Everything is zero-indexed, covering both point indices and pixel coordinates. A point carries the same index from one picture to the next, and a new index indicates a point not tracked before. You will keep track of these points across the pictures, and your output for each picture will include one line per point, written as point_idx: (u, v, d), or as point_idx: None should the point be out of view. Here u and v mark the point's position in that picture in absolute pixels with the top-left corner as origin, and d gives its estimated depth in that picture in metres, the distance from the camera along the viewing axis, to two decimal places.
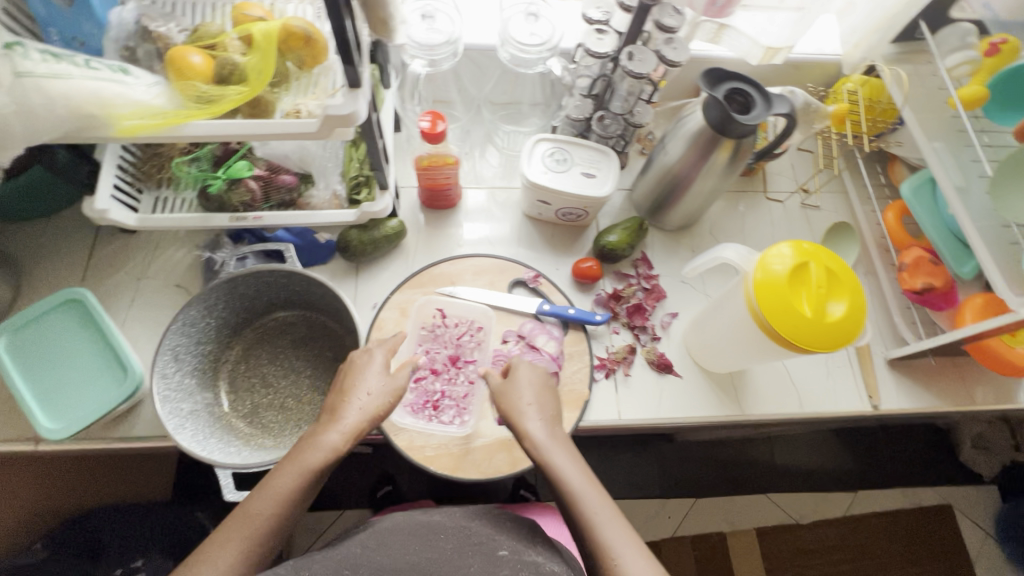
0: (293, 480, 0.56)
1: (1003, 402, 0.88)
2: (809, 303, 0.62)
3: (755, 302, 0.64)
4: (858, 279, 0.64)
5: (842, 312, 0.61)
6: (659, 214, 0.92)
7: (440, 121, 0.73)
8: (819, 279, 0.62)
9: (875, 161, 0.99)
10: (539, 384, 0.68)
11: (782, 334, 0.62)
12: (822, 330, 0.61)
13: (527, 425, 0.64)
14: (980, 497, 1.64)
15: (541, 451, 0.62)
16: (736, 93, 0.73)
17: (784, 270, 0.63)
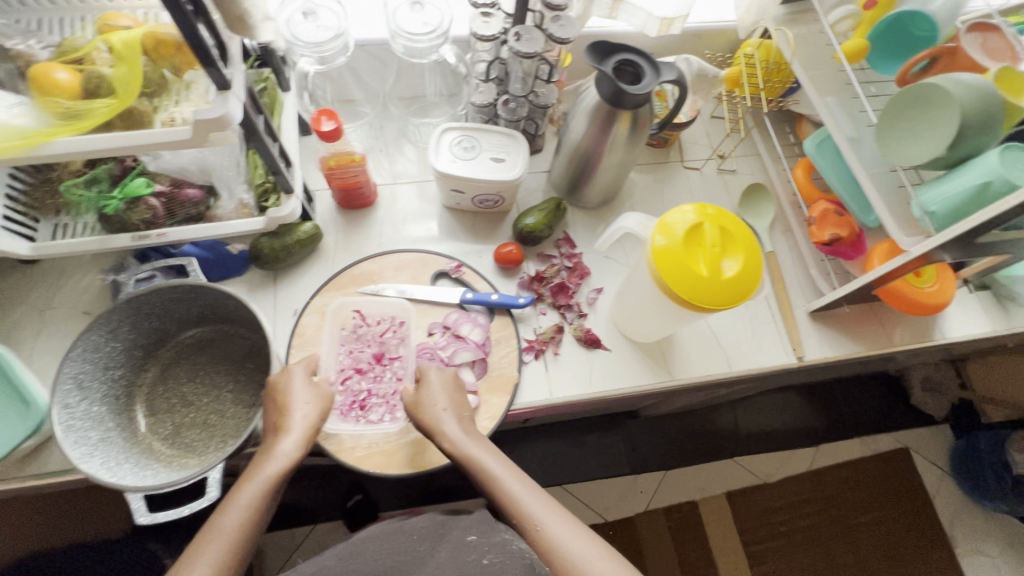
0: (255, 497, 0.59)
1: (919, 341, 0.92)
2: (705, 262, 0.64)
3: (656, 269, 0.65)
4: (752, 234, 0.66)
5: (736, 269, 0.64)
6: (577, 193, 0.93)
7: (333, 119, 0.71)
8: (713, 238, 0.65)
9: (783, 121, 1.02)
10: (449, 388, 0.72)
11: (683, 299, 0.64)
12: (718, 288, 0.63)
13: (444, 429, 0.68)
14: (934, 437, 1.70)
15: (460, 450, 0.67)
16: (626, 64, 0.73)
17: (675, 237, 0.65)
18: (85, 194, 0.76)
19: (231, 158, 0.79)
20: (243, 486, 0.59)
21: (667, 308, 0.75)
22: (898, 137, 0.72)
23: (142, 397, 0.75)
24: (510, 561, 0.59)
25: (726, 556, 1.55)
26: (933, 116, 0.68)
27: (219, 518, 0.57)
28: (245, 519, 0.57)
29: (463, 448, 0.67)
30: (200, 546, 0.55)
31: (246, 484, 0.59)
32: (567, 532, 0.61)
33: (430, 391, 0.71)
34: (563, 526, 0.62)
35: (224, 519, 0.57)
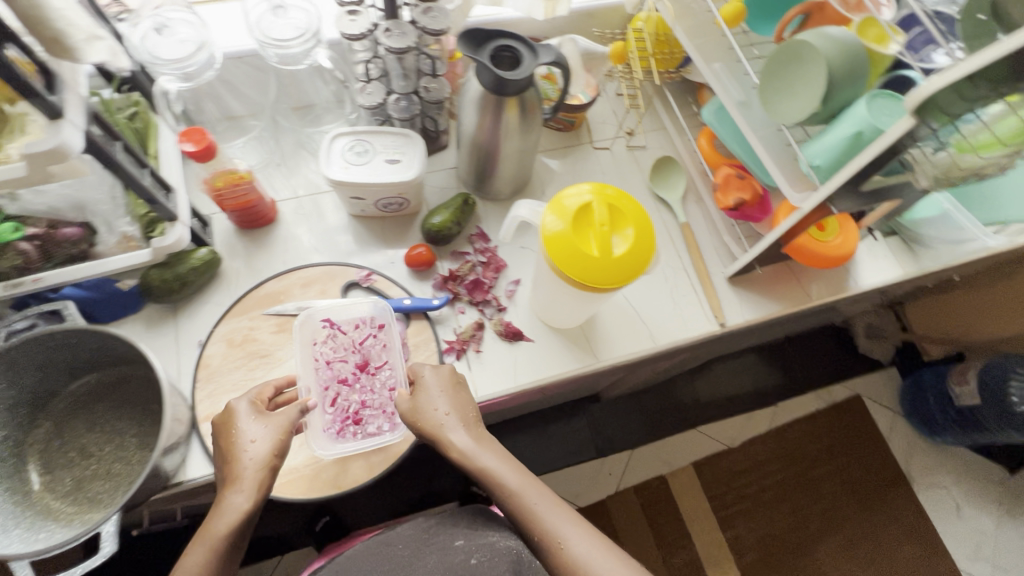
0: (205, 559, 0.54)
1: (835, 293, 0.94)
2: (596, 242, 0.64)
3: (548, 255, 0.65)
4: (645, 212, 0.66)
5: (625, 248, 0.64)
6: (485, 185, 0.91)
7: (204, 137, 0.67)
8: (602, 218, 0.64)
9: (685, 91, 1.02)
10: (449, 391, 0.69)
11: (580, 283, 0.64)
12: (611, 267, 0.63)
13: (449, 437, 0.65)
14: (884, 381, 1.76)
15: (467, 458, 0.64)
16: (503, 50, 0.72)
17: (564, 224, 0.65)
18: None
19: (105, 192, 0.73)
20: (194, 547, 0.55)
21: (579, 296, 0.76)
22: (779, 95, 0.72)
23: (36, 455, 0.71)
24: (499, 557, 0.61)
25: (699, 525, 1.56)
26: (806, 71, 0.68)
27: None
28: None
29: (470, 456, 0.63)
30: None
31: (196, 546, 0.55)
32: (586, 544, 0.58)
33: (430, 396, 0.68)
34: (585, 540, 0.59)
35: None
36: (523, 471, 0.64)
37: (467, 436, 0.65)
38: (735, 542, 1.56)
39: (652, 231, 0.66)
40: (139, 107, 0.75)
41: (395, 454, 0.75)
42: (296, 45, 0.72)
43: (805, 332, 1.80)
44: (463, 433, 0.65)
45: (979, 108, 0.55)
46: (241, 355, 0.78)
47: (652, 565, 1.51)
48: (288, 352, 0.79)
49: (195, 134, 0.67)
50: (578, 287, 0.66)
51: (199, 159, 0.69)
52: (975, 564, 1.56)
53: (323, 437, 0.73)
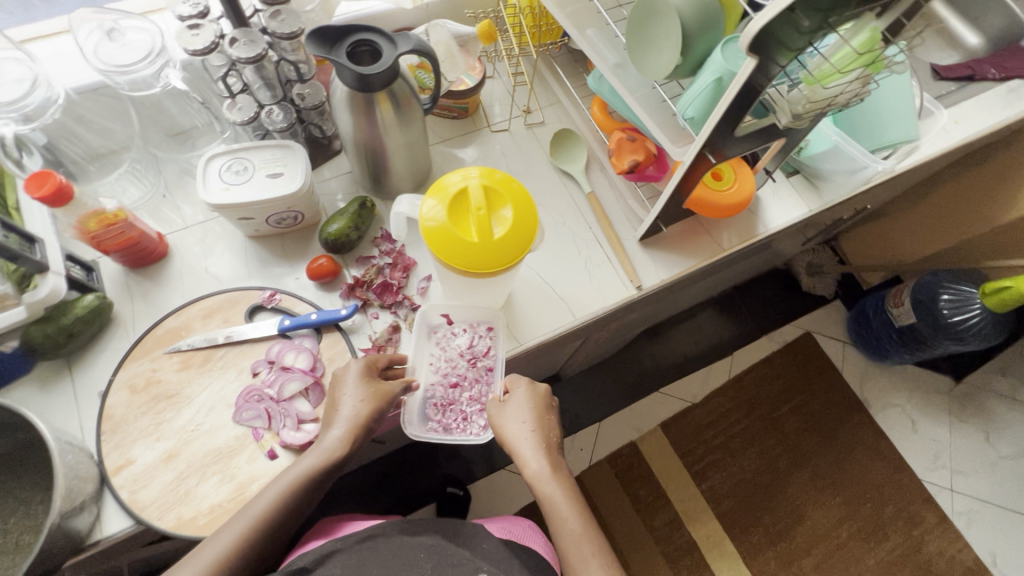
0: (291, 482, 0.65)
1: (745, 239, 0.96)
2: (475, 228, 0.65)
3: (431, 246, 0.66)
4: (529, 198, 0.68)
5: (502, 232, 0.65)
6: (382, 186, 0.89)
7: (52, 176, 0.64)
8: (478, 202, 0.65)
9: (575, 61, 1.01)
10: (537, 412, 0.74)
11: (467, 271, 0.66)
12: (489, 252, 0.65)
13: (528, 456, 0.71)
14: (831, 314, 1.79)
15: (539, 482, 0.69)
16: (360, 44, 0.70)
17: (443, 214, 0.66)
18: None
19: None
20: (286, 474, 0.66)
21: (473, 285, 0.76)
22: (645, 53, 0.72)
23: None
24: None
25: (673, 483, 1.58)
26: (662, 25, 0.69)
27: (255, 500, 0.64)
28: (272, 505, 0.64)
29: (541, 483, 0.69)
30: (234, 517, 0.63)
31: (287, 474, 0.66)
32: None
33: (521, 417, 0.74)
34: None
35: (254, 505, 0.63)
36: (582, 515, 0.68)
37: (543, 464, 0.70)
38: (710, 492, 1.57)
39: (531, 213, 0.68)
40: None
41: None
42: (143, 68, 0.68)
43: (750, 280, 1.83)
44: (541, 461, 0.70)
45: (816, 40, 0.57)
46: (146, 399, 0.75)
47: (634, 530, 1.52)
48: (196, 388, 0.76)
49: (42, 177, 0.64)
50: (469, 274, 0.67)
51: (54, 203, 0.65)
52: (935, 474, 1.61)
53: (425, 425, 0.80)
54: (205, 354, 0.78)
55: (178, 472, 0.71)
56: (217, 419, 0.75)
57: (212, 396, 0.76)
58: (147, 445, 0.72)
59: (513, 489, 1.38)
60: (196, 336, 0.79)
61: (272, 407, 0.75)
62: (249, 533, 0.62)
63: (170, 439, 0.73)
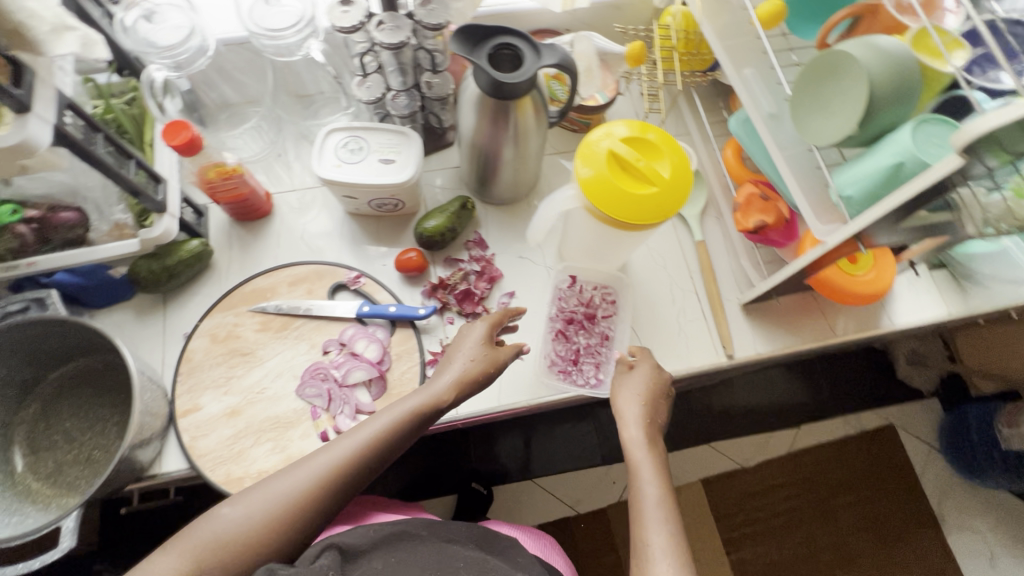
0: (393, 420, 0.61)
1: (863, 329, 0.85)
2: (645, 178, 0.62)
3: (594, 205, 0.63)
4: (684, 155, 0.64)
5: (669, 171, 0.62)
6: (485, 189, 0.86)
7: (188, 130, 0.65)
8: (633, 152, 0.62)
9: (717, 95, 0.93)
10: (652, 391, 0.70)
11: (630, 223, 0.62)
12: (669, 192, 0.61)
13: (626, 421, 0.67)
14: (921, 411, 1.53)
15: (627, 447, 0.65)
16: (503, 48, 0.66)
17: (602, 167, 0.63)
18: None
19: (98, 179, 0.75)
20: (389, 409, 0.62)
21: (610, 237, 0.73)
22: (811, 113, 0.63)
23: (23, 435, 0.73)
24: None
25: (700, 545, 1.43)
26: (842, 87, 0.60)
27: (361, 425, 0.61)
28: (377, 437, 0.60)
29: (629, 446, 0.65)
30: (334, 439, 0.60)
31: (391, 409, 0.62)
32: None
33: (635, 384, 0.70)
34: None
35: (356, 433, 0.60)
36: (665, 492, 0.61)
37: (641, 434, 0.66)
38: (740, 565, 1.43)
39: (687, 162, 0.65)
40: (138, 92, 0.74)
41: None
42: (290, 35, 0.69)
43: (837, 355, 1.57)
44: (639, 431, 0.66)
45: None
46: (223, 352, 0.77)
47: None
48: (269, 352, 0.78)
49: (177, 128, 0.65)
50: (642, 228, 0.64)
51: (184, 153, 0.67)
52: None
53: (543, 362, 0.79)
54: (284, 321, 0.79)
55: (237, 430, 0.73)
56: (281, 387, 0.76)
57: (281, 364, 0.77)
58: (214, 397, 0.75)
59: (536, 503, 1.34)
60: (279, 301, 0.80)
61: (334, 390, 0.75)
62: (351, 458, 0.58)
63: (236, 395, 0.75)
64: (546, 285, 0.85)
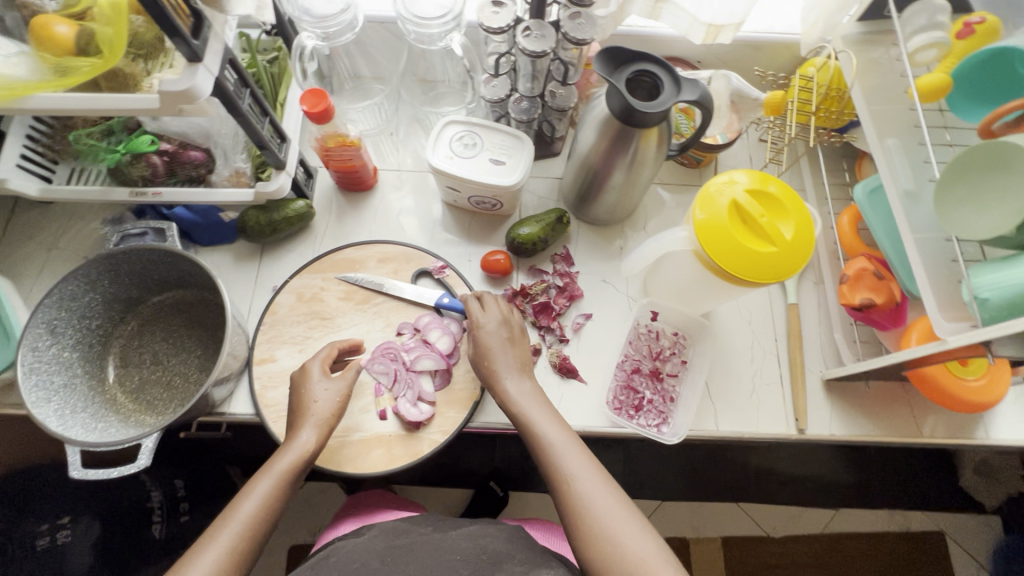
0: (271, 487, 0.60)
1: (953, 437, 0.78)
2: (766, 236, 0.59)
3: (704, 251, 0.61)
4: (810, 215, 0.61)
5: (792, 233, 0.60)
6: (584, 206, 0.85)
7: (325, 100, 0.68)
8: (759, 208, 0.60)
9: (841, 156, 0.88)
10: (514, 341, 0.71)
11: (741, 279, 0.60)
12: (791, 253, 0.59)
13: (502, 375, 0.68)
14: (978, 526, 1.30)
15: (509, 405, 0.67)
16: (643, 75, 0.65)
17: (722, 216, 0.61)
18: (98, 143, 0.78)
19: (231, 127, 0.80)
20: (261, 480, 0.61)
21: (712, 282, 0.71)
22: (961, 202, 0.59)
23: (118, 348, 0.78)
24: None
25: None
26: (1007, 184, 0.55)
27: (234, 508, 0.58)
28: (259, 510, 0.59)
29: (513, 402, 0.66)
30: (208, 537, 0.55)
31: (264, 477, 0.61)
32: (608, 502, 0.57)
33: (495, 339, 0.71)
34: (596, 484, 0.58)
35: (232, 520, 0.57)
36: (564, 427, 0.65)
37: (518, 384, 0.68)
38: None
39: (811, 222, 0.62)
40: (279, 52, 0.78)
41: (415, 454, 0.72)
42: (435, 27, 0.70)
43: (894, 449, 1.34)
44: (514, 379, 0.68)
45: None
46: (304, 312, 0.80)
47: None
48: (347, 321, 0.80)
49: (316, 96, 0.68)
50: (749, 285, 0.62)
51: (315, 120, 0.69)
52: None
53: (608, 395, 0.78)
54: (366, 295, 0.81)
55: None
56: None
57: (356, 335, 0.79)
58: (290, 353, 0.78)
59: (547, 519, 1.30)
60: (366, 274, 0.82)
61: (400, 371, 0.76)
62: (240, 545, 0.56)
63: (309, 355, 0.78)
64: (623, 315, 0.83)
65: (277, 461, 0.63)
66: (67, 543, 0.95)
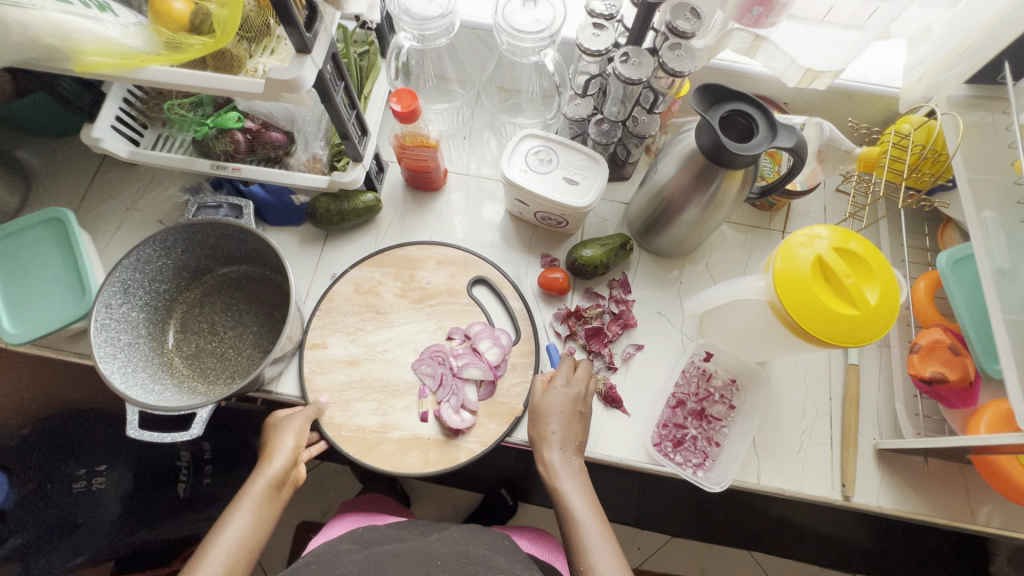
0: (250, 512, 0.62)
1: (1012, 530, 0.73)
2: (849, 299, 0.58)
3: (779, 302, 0.60)
4: (895, 275, 0.59)
5: (876, 300, 0.57)
6: (649, 236, 0.83)
7: (414, 101, 0.68)
8: (846, 269, 0.58)
9: (923, 219, 0.85)
10: (570, 413, 0.68)
11: (813, 337, 0.59)
12: (870, 319, 0.57)
13: (550, 447, 0.66)
14: None
15: (552, 477, 0.65)
16: (737, 115, 0.64)
17: (805, 268, 0.59)
18: (188, 114, 0.81)
19: (316, 114, 0.82)
20: (238, 508, 0.63)
21: (777, 333, 0.69)
22: None
23: (179, 315, 0.81)
24: None
25: None
26: None
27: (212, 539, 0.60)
28: (241, 535, 0.61)
29: (555, 477, 0.64)
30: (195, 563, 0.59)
31: (239, 507, 0.63)
32: None
33: (560, 405, 0.69)
34: None
35: (214, 551, 0.60)
36: (599, 517, 0.62)
37: (564, 457, 0.66)
38: None
39: (895, 283, 0.60)
40: (371, 47, 0.80)
41: (451, 461, 0.72)
42: (530, 41, 0.70)
43: (922, 532, 1.17)
44: (560, 451, 0.66)
45: None
46: (359, 304, 0.81)
47: None
48: (399, 318, 0.80)
49: (405, 96, 0.68)
50: (821, 344, 0.60)
51: (401, 121, 0.70)
52: None
53: (651, 432, 0.76)
54: (422, 294, 0.81)
55: (350, 379, 0.77)
56: (402, 356, 0.78)
57: (406, 333, 0.80)
58: (341, 342, 0.78)
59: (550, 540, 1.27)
60: (424, 274, 0.82)
61: (446, 375, 0.76)
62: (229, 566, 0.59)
63: (359, 347, 0.78)
64: (675, 352, 0.81)
65: (251, 486, 0.65)
66: (101, 490, 0.97)
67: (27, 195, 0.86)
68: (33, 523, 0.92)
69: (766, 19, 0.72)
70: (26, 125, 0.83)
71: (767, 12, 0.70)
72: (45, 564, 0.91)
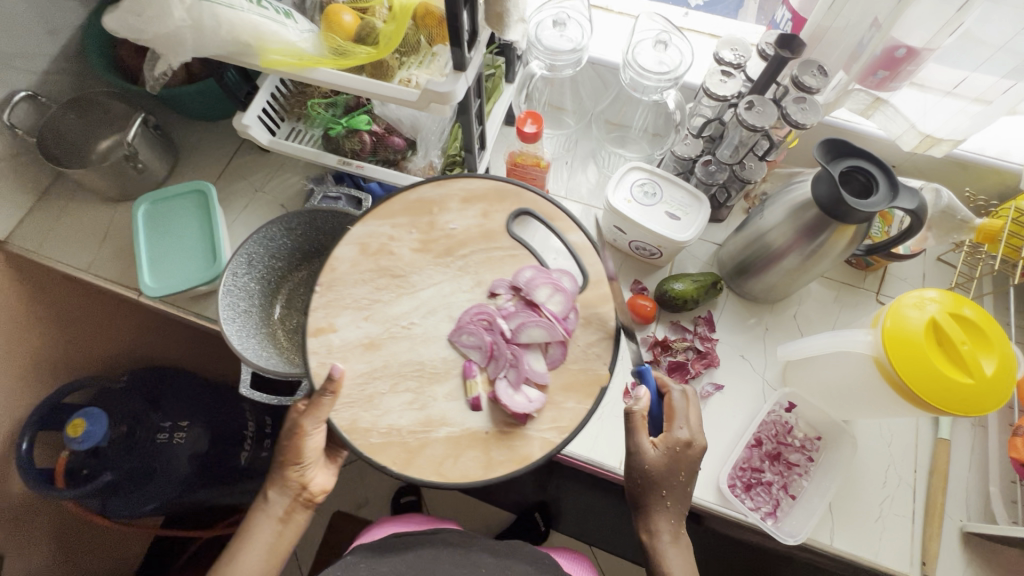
0: (271, 532, 0.66)
1: None
2: (963, 368, 0.57)
3: (887, 362, 0.60)
4: (1014, 348, 0.58)
5: (992, 372, 0.57)
6: (741, 279, 0.84)
7: (538, 124, 0.73)
8: (962, 336, 0.58)
9: None
10: (681, 488, 0.66)
11: (921, 401, 0.58)
12: (985, 391, 0.56)
13: (654, 526, 0.66)
14: None
15: (656, 550, 0.66)
16: (858, 171, 0.65)
17: (919, 331, 0.58)
18: (323, 113, 0.90)
19: (440, 126, 0.88)
20: (255, 528, 0.66)
21: (872, 395, 0.68)
22: None
23: (286, 291, 0.87)
24: None
25: None
26: None
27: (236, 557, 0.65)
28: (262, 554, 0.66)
29: (660, 553, 0.65)
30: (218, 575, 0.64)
31: (257, 526, 0.66)
32: None
33: (665, 470, 0.64)
34: None
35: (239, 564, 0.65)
36: None
37: (667, 534, 0.66)
38: None
39: (1014, 356, 0.59)
40: (497, 70, 0.84)
41: (525, 458, 0.63)
42: (653, 80, 0.75)
43: None
44: (666, 528, 0.66)
45: None
46: (369, 268, 0.69)
47: None
48: (422, 280, 0.69)
49: (538, 119, 0.73)
50: (928, 411, 0.59)
51: (522, 140, 0.75)
52: None
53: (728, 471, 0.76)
54: (449, 245, 0.70)
55: (371, 368, 0.65)
56: None
57: (437, 297, 0.69)
58: (351, 321, 0.67)
59: None
60: (447, 217, 0.72)
61: (497, 344, 0.66)
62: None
63: (376, 325, 0.67)
64: (755, 398, 0.81)
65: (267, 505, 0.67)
66: (180, 443, 1.03)
67: (172, 168, 0.96)
68: (121, 462, 0.95)
69: (890, 84, 0.73)
70: (188, 106, 0.93)
71: (892, 76, 0.72)
72: (116, 506, 0.98)
